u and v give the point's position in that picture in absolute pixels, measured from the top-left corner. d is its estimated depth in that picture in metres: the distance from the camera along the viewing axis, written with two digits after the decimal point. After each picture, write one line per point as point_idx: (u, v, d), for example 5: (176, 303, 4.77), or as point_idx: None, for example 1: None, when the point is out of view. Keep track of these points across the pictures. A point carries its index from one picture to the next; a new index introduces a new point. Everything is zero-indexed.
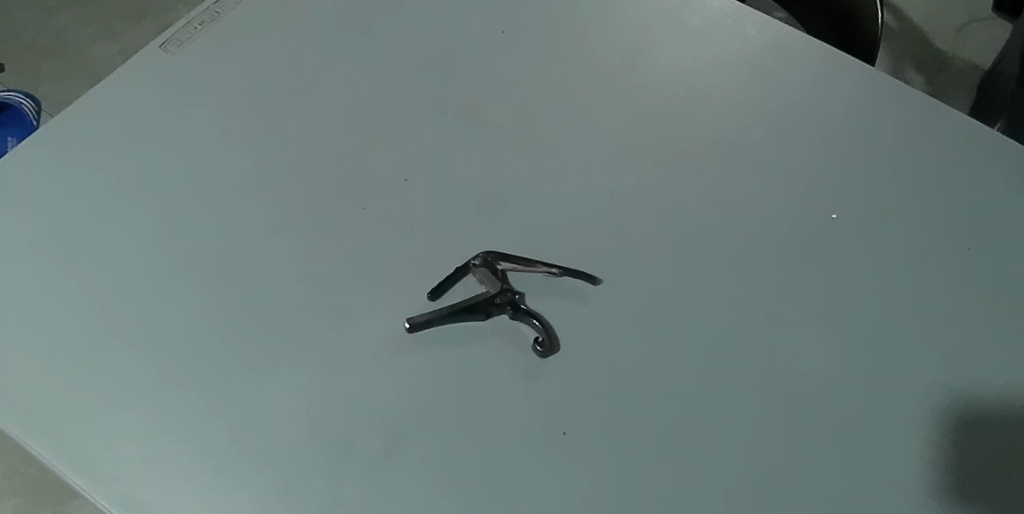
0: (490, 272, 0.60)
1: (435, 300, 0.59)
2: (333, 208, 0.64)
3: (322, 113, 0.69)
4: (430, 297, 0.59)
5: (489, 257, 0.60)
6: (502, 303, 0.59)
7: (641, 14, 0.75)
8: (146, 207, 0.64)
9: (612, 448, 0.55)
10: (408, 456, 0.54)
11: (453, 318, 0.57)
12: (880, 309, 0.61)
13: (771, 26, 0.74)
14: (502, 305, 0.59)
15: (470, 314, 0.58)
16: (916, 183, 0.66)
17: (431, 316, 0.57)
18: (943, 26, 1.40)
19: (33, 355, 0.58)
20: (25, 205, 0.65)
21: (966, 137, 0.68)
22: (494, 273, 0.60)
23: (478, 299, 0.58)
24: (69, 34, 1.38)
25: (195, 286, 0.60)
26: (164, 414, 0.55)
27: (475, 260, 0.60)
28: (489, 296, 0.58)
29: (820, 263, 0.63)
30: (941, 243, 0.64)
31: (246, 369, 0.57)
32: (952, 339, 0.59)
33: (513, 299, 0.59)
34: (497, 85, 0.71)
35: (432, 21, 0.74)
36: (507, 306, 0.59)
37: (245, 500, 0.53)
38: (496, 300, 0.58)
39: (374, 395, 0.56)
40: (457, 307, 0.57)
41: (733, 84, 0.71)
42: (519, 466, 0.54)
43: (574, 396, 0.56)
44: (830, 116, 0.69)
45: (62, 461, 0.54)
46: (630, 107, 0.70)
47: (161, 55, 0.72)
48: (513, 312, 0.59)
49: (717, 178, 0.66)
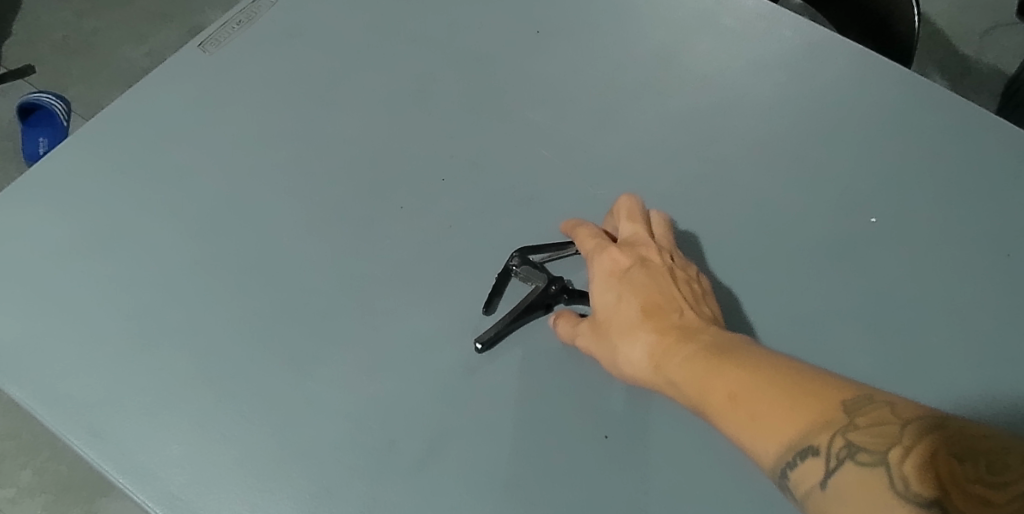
0: (531, 267, 0.58)
1: (491, 312, 0.59)
2: (370, 207, 0.64)
3: (357, 112, 0.69)
4: (486, 312, 0.59)
5: (524, 253, 0.59)
6: (557, 291, 0.58)
7: (676, 14, 0.74)
8: (185, 207, 0.64)
9: (655, 452, 0.54)
10: (448, 459, 0.54)
11: (517, 322, 0.57)
12: (922, 316, 0.60)
13: (807, 27, 0.73)
14: (558, 294, 0.58)
15: (531, 312, 0.57)
16: (957, 185, 0.65)
17: (498, 329, 0.57)
18: (967, 30, 1.38)
19: (74, 353, 0.58)
20: (66, 205, 0.65)
21: (1007, 141, 0.67)
22: (536, 268, 0.58)
23: (534, 296, 0.57)
24: (98, 36, 1.39)
25: (234, 286, 0.60)
26: (204, 413, 0.55)
27: (512, 262, 0.59)
28: (543, 291, 0.57)
29: (863, 268, 0.62)
30: (984, 247, 0.63)
31: (285, 369, 0.57)
32: (998, 345, 0.58)
33: (564, 284, 0.58)
34: (530, 85, 0.70)
35: (465, 22, 0.74)
36: (563, 292, 0.58)
37: (288, 500, 0.53)
38: (552, 291, 0.58)
39: (412, 396, 0.56)
40: (517, 313, 0.57)
41: (770, 85, 0.70)
42: (561, 470, 0.54)
43: (614, 397, 0.56)
44: (868, 117, 0.69)
45: (105, 459, 0.54)
46: (667, 108, 0.69)
47: (198, 53, 0.72)
48: (571, 297, 0.58)
49: (755, 180, 0.66)
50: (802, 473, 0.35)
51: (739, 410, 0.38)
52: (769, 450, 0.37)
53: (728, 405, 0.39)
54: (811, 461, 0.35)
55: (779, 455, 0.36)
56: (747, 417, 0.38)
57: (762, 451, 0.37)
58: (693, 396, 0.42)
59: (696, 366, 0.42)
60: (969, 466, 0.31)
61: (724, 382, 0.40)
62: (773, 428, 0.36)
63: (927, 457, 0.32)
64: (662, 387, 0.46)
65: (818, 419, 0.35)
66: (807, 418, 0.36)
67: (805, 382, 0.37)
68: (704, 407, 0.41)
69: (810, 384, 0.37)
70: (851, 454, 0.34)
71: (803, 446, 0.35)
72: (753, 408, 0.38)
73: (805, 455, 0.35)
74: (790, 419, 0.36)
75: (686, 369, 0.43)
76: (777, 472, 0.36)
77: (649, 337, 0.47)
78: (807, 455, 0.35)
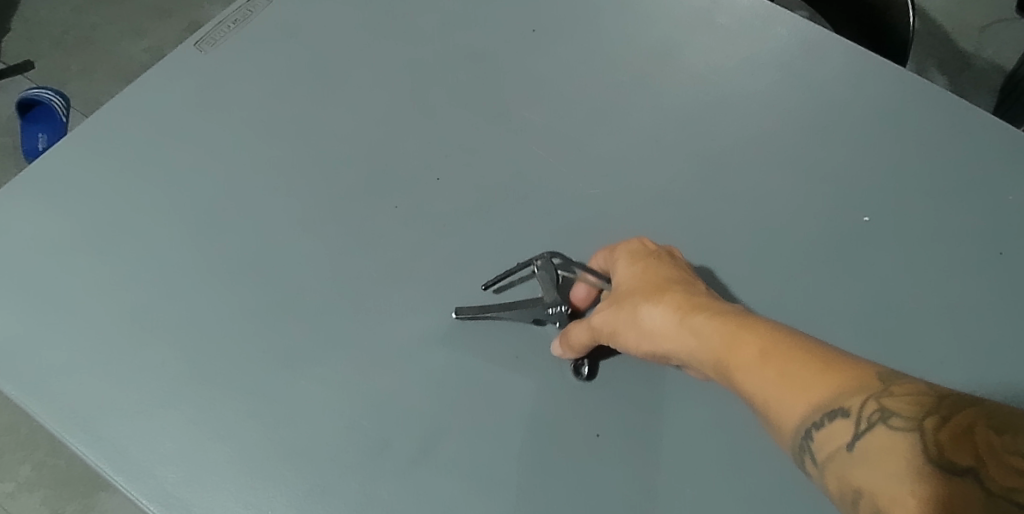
0: (549, 277, 0.58)
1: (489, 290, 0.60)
2: (365, 206, 0.64)
3: (352, 111, 0.69)
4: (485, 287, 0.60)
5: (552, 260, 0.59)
6: (553, 314, 0.57)
7: (671, 13, 0.74)
8: (181, 206, 0.65)
9: (647, 450, 0.55)
10: (442, 457, 0.54)
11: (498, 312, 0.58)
12: (913, 316, 0.60)
13: (802, 26, 0.73)
14: (553, 316, 0.57)
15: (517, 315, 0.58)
16: (949, 185, 0.66)
17: (480, 310, 0.57)
18: (967, 25, 1.37)
19: (70, 351, 0.59)
20: (62, 203, 0.65)
21: (999, 140, 0.67)
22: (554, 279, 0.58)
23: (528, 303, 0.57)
24: (97, 31, 1.39)
25: (229, 285, 0.61)
26: (199, 411, 0.56)
27: (538, 260, 0.59)
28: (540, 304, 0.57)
29: (855, 267, 0.62)
30: (974, 246, 0.63)
31: (281, 368, 0.57)
32: (986, 344, 0.59)
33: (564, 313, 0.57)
34: (525, 84, 0.71)
35: (460, 21, 0.74)
36: (557, 318, 0.57)
37: (282, 498, 0.53)
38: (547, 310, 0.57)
39: (406, 394, 0.56)
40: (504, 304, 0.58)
41: (764, 85, 0.70)
42: (553, 467, 0.54)
43: (606, 397, 0.57)
44: (862, 117, 0.69)
45: (101, 457, 0.55)
46: (662, 107, 0.69)
47: (194, 52, 0.72)
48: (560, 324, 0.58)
49: (748, 180, 0.66)
50: (828, 432, 0.33)
51: (768, 367, 0.37)
52: (798, 408, 0.35)
53: (759, 363, 0.38)
54: (840, 419, 0.33)
55: (809, 412, 0.34)
56: (778, 376, 0.37)
57: (788, 410, 0.36)
58: (720, 356, 0.41)
59: (724, 327, 0.41)
60: (1011, 439, 0.29)
61: (757, 342, 0.39)
62: (805, 387, 0.35)
63: (966, 427, 0.30)
64: (684, 358, 0.45)
65: (852, 382, 0.34)
66: (842, 380, 0.34)
67: (839, 355, 0.36)
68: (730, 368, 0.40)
69: (844, 357, 0.36)
70: (883, 417, 0.32)
71: (834, 406, 0.34)
72: (784, 368, 0.37)
73: (833, 416, 0.33)
74: (822, 380, 0.35)
75: (714, 330, 0.42)
76: (802, 432, 0.35)
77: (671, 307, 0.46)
78: (836, 414, 0.33)
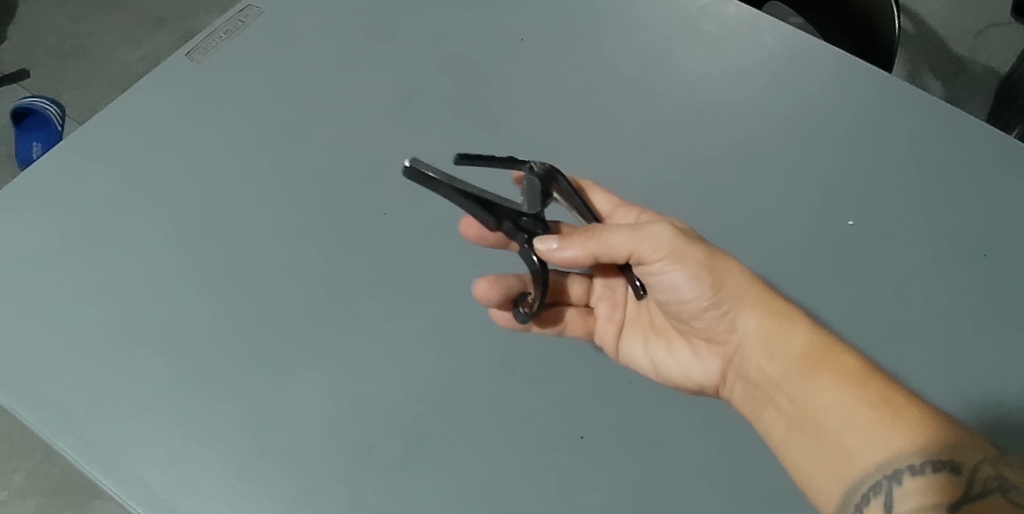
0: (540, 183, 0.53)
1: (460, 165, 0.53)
2: (354, 213, 0.65)
3: (341, 119, 0.70)
4: (458, 161, 0.53)
5: (552, 170, 0.54)
6: (523, 227, 0.52)
7: (659, 21, 0.75)
8: (172, 213, 0.65)
9: (630, 453, 0.56)
10: (428, 459, 0.55)
11: (461, 189, 0.47)
12: (893, 319, 0.61)
13: (788, 33, 0.74)
14: (522, 229, 0.52)
15: (484, 207, 0.49)
16: (931, 189, 0.66)
17: (438, 180, 0.46)
18: (962, 30, 1.36)
19: (59, 357, 0.59)
20: (53, 211, 0.66)
21: (983, 147, 0.68)
22: (541, 191, 0.53)
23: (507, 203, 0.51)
24: (95, 40, 1.40)
25: (218, 291, 0.61)
26: (188, 416, 0.57)
27: (535, 165, 0.54)
28: (518, 210, 0.51)
29: (837, 271, 0.63)
30: (955, 250, 0.64)
31: (269, 372, 0.58)
32: (964, 346, 0.60)
33: (535, 230, 0.53)
34: (513, 93, 0.71)
35: (449, 30, 0.75)
36: (525, 232, 0.53)
37: (269, 501, 0.54)
38: (520, 219, 0.52)
39: (393, 398, 0.57)
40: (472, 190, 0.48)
41: (749, 91, 0.71)
42: (538, 469, 0.55)
43: (591, 400, 0.58)
44: (846, 122, 0.69)
45: (90, 461, 0.55)
46: (648, 114, 0.70)
47: (186, 61, 0.73)
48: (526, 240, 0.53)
49: (733, 185, 0.67)
50: (935, 483, 0.42)
51: (873, 394, 0.46)
52: (889, 446, 0.44)
53: (863, 389, 0.46)
54: (951, 475, 0.41)
55: (905, 456, 0.43)
56: (885, 409, 0.45)
57: (878, 451, 0.44)
58: (820, 370, 0.48)
59: (822, 349, 0.49)
60: None
61: (859, 373, 0.47)
62: (913, 429, 0.43)
63: None
64: (837, 408, 0.46)
65: (951, 439, 0.42)
66: (969, 439, 0.42)
67: (940, 413, 0.44)
68: (845, 398, 0.46)
69: (949, 417, 0.44)
70: (983, 474, 0.41)
71: (947, 459, 0.42)
72: (893, 406, 0.45)
73: (942, 464, 0.42)
74: (921, 428, 0.43)
75: (817, 348, 0.49)
76: (890, 472, 0.43)
77: (750, 299, 0.52)
78: (944, 469, 0.42)
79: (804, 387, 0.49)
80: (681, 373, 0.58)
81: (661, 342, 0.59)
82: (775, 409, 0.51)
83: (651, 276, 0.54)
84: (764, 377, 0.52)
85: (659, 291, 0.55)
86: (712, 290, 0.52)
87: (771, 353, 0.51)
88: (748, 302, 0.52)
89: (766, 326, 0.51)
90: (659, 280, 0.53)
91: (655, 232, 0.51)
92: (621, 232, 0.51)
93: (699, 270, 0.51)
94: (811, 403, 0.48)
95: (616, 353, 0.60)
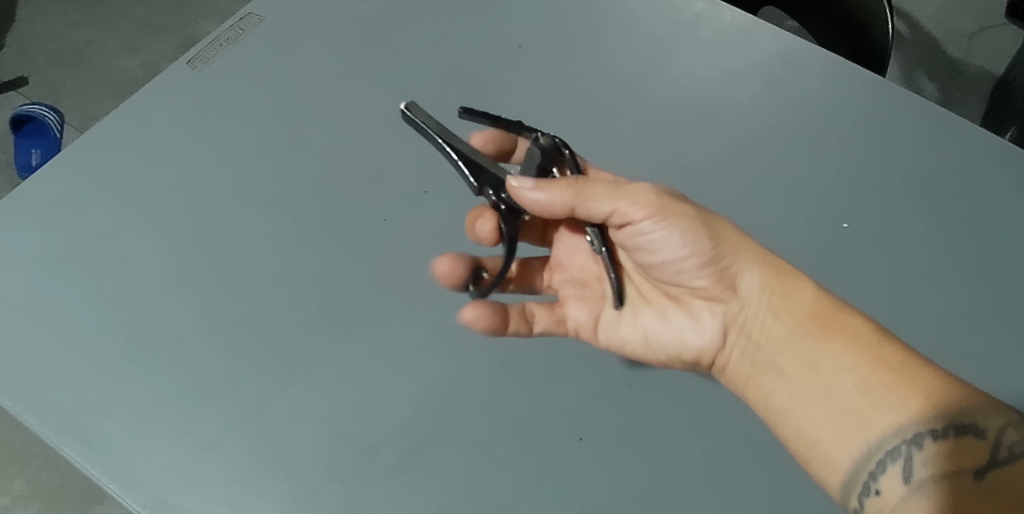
0: (546, 151, 0.54)
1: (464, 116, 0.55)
2: (353, 218, 0.66)
3: (340, 126, 0.71)
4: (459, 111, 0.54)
5: (560, 143, 0.55)
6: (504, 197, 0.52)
7: (654, 27, 0.76)
8: (173, 221, 0.66)
9: (629, 453, 0.57)
10: (429, 461, 0.56)
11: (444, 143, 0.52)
12: (887, 321, 0.62)
13: (783, 38, 0.74)
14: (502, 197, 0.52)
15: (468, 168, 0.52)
16: (923, 190, 0.67)
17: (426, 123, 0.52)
18: (955, 32, 1.37)
19: (63, 363, 0.60)
20: (56, 219, 0.66)
21: (974, 150, 0.69)
22: (540, 166, 0.54)
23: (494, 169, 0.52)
24: (93, 47, 1.41)
25: (220, 296, 0.62)
26: (190, 419, 0.57)
27: (542, 136, 0.55)
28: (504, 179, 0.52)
29: (831, 272, 0.64)
30: (948, 250, 0.65)
31: (270, 377, 0.59)
32: (956, 345, 0.61)
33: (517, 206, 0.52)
34: (511, 98, 0.72)
35: (447, 36, 0.76)
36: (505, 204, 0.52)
37: (271, 503, 0.55)
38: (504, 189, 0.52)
39: (394, 401, 0.58)
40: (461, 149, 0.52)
41: (744, 96, 0.72)
42: (538, 470, 0.56)
43: (591, 403, 0.59)
44: (839, 125, 0.70)
45: (94, 465, 0.56)
46: (644, 120, 0.71)
47: (187, 70, 0.74)
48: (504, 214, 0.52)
49: (728, 188, 0.68)
50: (959, 447, 0.45)
51: (889, 358, 0.48)
52: (910, 412, 0.46)
53: (879, 354, 0.48)
54: (975, 440, 0.45)
55: (928, 422, 0.46)
56: (900, 372, 0.47)
57: (899, 415, 0.46)
58: (829, 333, 0.50)
59: (830, 311, 0.51)
60: None
61: (871, 338, 0.49)
62: (931, 394, 0.46)
63: None
64: (847, 373, 0.49)
65: (967, 403, 0.46)
66: (991, 404, 0.46)
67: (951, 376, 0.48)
68: (860, 364, 0.48)
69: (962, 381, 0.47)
70: (1007, 440, 0.44)
71: (969, 424, 0.45)
72: (907, 371, 0.47)
73: (965, 429, 0.45)
74: (936, 392, 0.46)
75: (825, 312, 0.51)
76: (911, 436, 0.46)
77: (755, 259, 0.53)
78: (967, 434, 0.45)
79: (815, 348, 0.50)
80: (675, 338, 0.56)
81: (652, 311, 0.58)
82: (778, 371, 0.52)
83: (644, 240, 0.52)
84: (771, 339, 0.52)
85: (650, 253, 0.53)
86: (710, 243, 0.51)
87: (777, 314, 0.52)
88: (750, 261, 0.52)
89: (772, 284, 0.52)
90: (653, 244, 0.52)
91: (638, 191, 0.50)
92: (604, 188, 0.50)
93: (693, 223, 0.51)
94: (823, 365, 0.50)
95: (595, 331, 0.59)
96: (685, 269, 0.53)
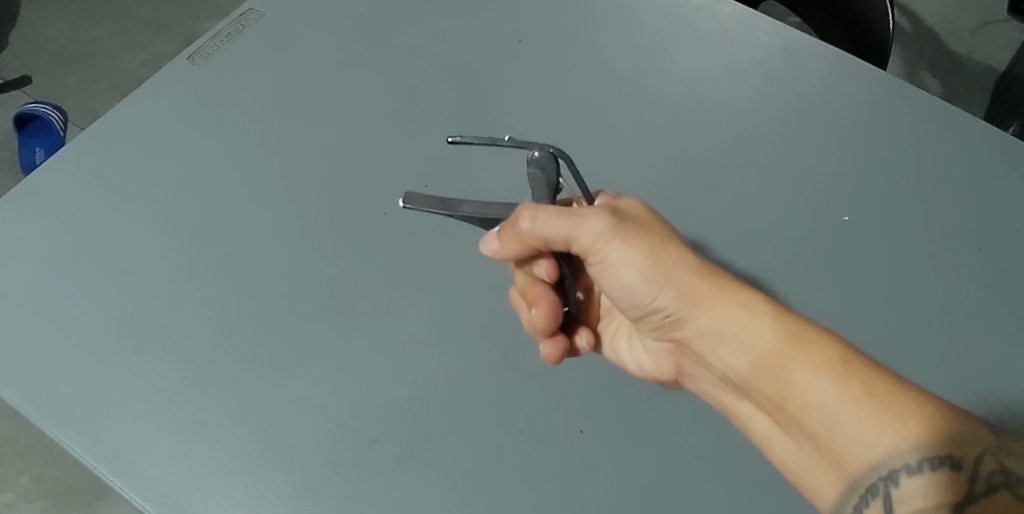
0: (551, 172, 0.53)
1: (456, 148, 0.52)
2: (353, 212, 0.66)
3: (340, 121, 0.71)
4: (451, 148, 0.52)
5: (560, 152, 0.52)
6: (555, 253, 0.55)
7: (654, 22, 0.76)
8: (174, 215, 0.66)
9: (628, 445, 0.57)
10: (429, 453, 0.56)
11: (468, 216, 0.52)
12: (889, 313, 0.62)
13: (783, 33, 0.75)
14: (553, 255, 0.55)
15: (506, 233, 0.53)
16: (923, 182, 0.67)
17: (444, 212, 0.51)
18: (958, 27, 1.37)
19: (65, 356, 0.60)
20: (58, 214, 0.67)
21: (975, 143, 0.69)
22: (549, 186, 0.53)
23: None
24: (97, 46, 1.42)
25: (221, 291, 0.62)
26: (191, 412, 0.57)
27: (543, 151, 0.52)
28: None
29: (832, 263, 0.64)
30: (949, 242, 0.65)
31: (271, 371, 0.59)
32: (957, 336, 0.61)
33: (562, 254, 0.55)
34: (511, 92, 0.72)
35: (448, 31, 0.76)
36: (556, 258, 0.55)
37: (271, 495, 0.55)
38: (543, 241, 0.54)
39: (395, 395, 0.58)
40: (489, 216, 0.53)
41: (744, 89, 0.72)
42: (538, 463, 0.56)
43: (591, 395, 0.59)
44: (840, 118, 0.70)
45: (96, 458, 0.56)
46: (644, 113, 0.71)
47: (188, 66, 0.74)
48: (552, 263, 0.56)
49: (728, 181, 0.68)
50: (939, 481, 0.40)
51: (855, 390, 0.42)
52: (884, 446, 0.41)
53: (844, 387, 0.43)
54: (952, 472, 0.40)
55: (902, 456, 0.41)
56: (867, 407, 0.42)
57: (869, 452, 0.42)
58: (791, 365, 0.45)
59: (790, 338, 0.45)
60: None
61: (833, 370, 0.43)
62: (903, 427, 0.41)
63: None
64: (812, 410, 0.44)
65: (941, 436, 0.40)
66: (971, 428, 0.41)
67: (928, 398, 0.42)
68: (823, 402, 0.43)
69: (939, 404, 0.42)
70: (987, 470, 0.40)
71: (944, 456, 0.40)
72: (875, 405, 0.42)
73: (941, 462, 0.40)
74: (906, 427, 0.41)
75: (785, 341, 0.46)
76: (886, 473, 0.42)
77: (705, 293, 0.48)
78: (944, 466, 0.40)
79: (777, 382, 0.46)
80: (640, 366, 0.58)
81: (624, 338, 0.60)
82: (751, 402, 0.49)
83: (605, 273, 0.51)
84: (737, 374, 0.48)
85: (612, 287, 0.52)
86: (661, 279, 0.49)
87: (735, 350, 0.48)
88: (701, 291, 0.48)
89: (724, 314, 0.48)
90: (614, 279, 0.51)
91: (592, 228, 0.49)
92: (560, 218, 0.50)
93: (646, 259, 0.49)
94: (788, 401, 0.45)
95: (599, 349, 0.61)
96: (643, 303, 0.52)
